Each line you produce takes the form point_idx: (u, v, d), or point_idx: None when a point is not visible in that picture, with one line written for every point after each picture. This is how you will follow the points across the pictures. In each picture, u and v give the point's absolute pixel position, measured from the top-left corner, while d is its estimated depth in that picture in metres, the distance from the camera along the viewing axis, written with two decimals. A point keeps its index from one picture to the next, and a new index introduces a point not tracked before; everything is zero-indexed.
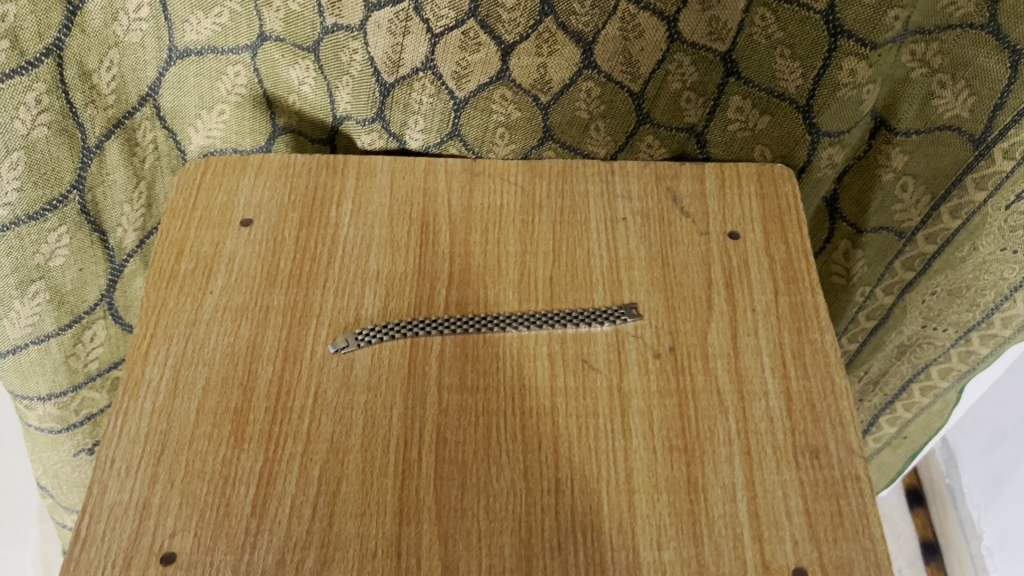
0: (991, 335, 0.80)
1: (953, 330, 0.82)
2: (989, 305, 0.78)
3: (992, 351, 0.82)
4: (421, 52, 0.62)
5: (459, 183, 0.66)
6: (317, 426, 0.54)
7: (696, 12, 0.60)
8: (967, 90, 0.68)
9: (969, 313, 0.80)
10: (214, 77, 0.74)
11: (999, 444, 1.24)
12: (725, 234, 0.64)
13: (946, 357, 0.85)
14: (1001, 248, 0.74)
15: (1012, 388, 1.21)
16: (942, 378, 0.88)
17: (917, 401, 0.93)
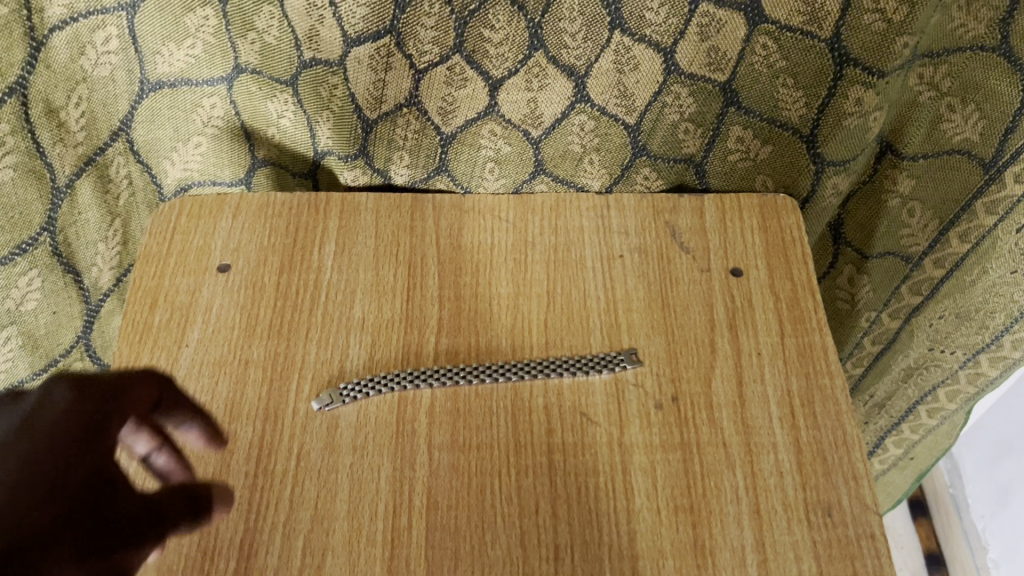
0: (1000, 357, 0.78)
1: (961, 353, 0.80)
2: (998, 327, 0.76)
3: (1001, 373, 0.79)
4: (405, 87, 0.58)
5: (447, 220, 0.63)
6: (300, 491, 0.51)
7: (695, 42, 0.55)
8: (977, 114, 0.65)
9: (977, 336, 0.78)
10: (189, 109, 0.70)
11: (1003, 456, 1.21)
12: (727, 270, 0.61)
13: (954, 378, 0.83)
14: (1011, 271, 0.71)
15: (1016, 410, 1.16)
16: (949, 399, 0.85)
17: (924, 424, 0.90)
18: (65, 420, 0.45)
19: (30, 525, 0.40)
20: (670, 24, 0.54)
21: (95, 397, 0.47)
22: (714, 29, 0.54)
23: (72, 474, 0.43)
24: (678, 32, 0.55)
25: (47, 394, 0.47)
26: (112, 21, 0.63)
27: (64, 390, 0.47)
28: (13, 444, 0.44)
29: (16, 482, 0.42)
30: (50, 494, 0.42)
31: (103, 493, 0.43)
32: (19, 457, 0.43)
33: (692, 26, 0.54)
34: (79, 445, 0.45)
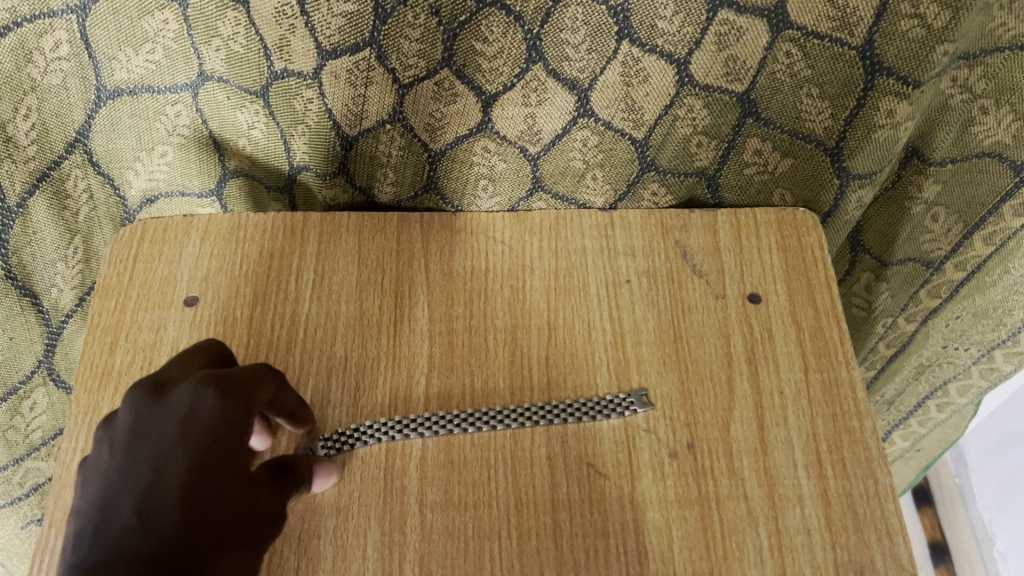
0: (1016, 353, 0.76)
1: (975, 349, 0.78)
2: (1016, 324, 0.73)
3: (1016, 367, 0.78)
4: (387, 103, 0.52)
5: (437, 243, 0.58)
6: (278, 562, 0.46)
7: (712, 53, 0.50)
8: (1011, 116, 0.60)
9: (993, 333, 0.75)
10: (152, 117, 0.61)
11: (1011, 447, 1.08)
12: (744, 297, 0.56)
13: (966, 373, 0.81)
14: None
15: (1006, 416, 1.08)
16: (960, 395, 0.84)
17: (932, 417, 0.89)
18: (207, 428, 0.42)
19: (196, 555, 0.38)
20: (685, 34, 0.49)
21: (246, 402, 0.44)
22: (733, 38, 0.49)
23: (223, 489, 0.41)
24: (694, 42, 0.49)
25: (193, 395, 0.42)
26: (61, 25, 0.55)
27: (212, 396, 0.42)
28: (163, 454, 0.40)
29: (175, 502, 0.39)
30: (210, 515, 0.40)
31: (245, 511, 0.41)
32: (175, 471, 0.40)
33: (710, 35, 0.49)
34: (226, 456, 0.42)
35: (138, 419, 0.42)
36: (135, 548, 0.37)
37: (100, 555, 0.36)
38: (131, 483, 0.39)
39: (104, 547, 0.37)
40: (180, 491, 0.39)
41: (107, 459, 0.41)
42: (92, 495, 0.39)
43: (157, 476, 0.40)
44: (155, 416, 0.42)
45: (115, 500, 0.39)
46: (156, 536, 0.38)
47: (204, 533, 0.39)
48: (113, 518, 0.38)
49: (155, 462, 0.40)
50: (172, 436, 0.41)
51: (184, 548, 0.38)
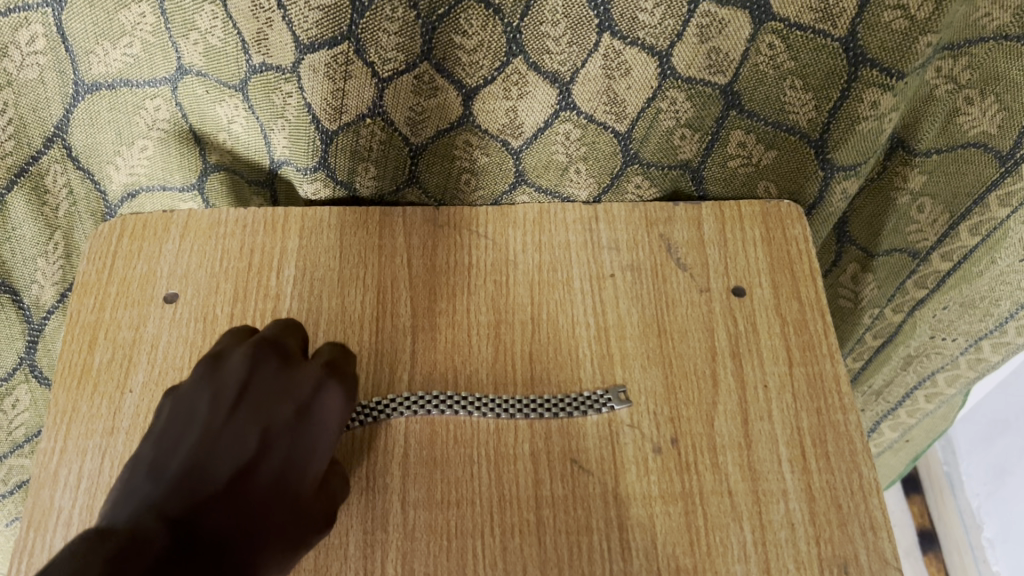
0: (1004, 343, 0.76)
1: (963, 339, 0.78)
2: (1004, 315, 0.73)
3: (1003, 358, 0.78)
4: (367, 98, 0.52)
5: (420, 238, 0.58)
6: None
7: (693, 45, 0.49)
8: (996, 106, 0.59)
9: (981, 323, 0.75)
10: (131, 111, 0.60)
11: (1000, 433, 1.08)
12: (728, 290, 0.56)
13: (954, 364, 0.81)
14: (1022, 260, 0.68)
15: (995, 404, 1.08)
16: (948, 385, 0.84)
17: (920, 407, 0.89)
18: (319, 430, 0.44)
19: (267, 531, 0.39)
20: (665, 26, 0.48)
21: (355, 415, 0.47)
22: (715, 30, 0.49)
23: (302, 486, 0.42)
24: (675, 34, 0.49)
25: (315, 381, 0.46)
26: (37, 19, 0.54)
27: (337, 395, 0.46)
28: (269, 433, 0.42)
29: (267, 490, 0.40)
30: (289, 519, 0.41)
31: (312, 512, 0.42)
32: (276, 454, 0.42)
33: (691, 28, 0.48)
34: (320, 447, 0.44)
35: (258, 381, 0.44)
36: (216, 509, 0.38)
37: (182, 499, 0.37)
38: (232, 444, 0.41)
39: (188, 494, 0.38)
40: (275, 473, 0.41)
41: (212, 405, 0.43)
42: (188, 437, 0.41)
43: (259, 453, 0.41)
44: (276, 389, 0.45)
45: (212, 453, 0.40)
46: (241, 499, 0.39)
47: (273, 525, 0.40)
48: (203, 473, 0.39)
49: (261, 437, 0.42)
50: (285, 421, 0.43)
51: (260, 519, 0.39)
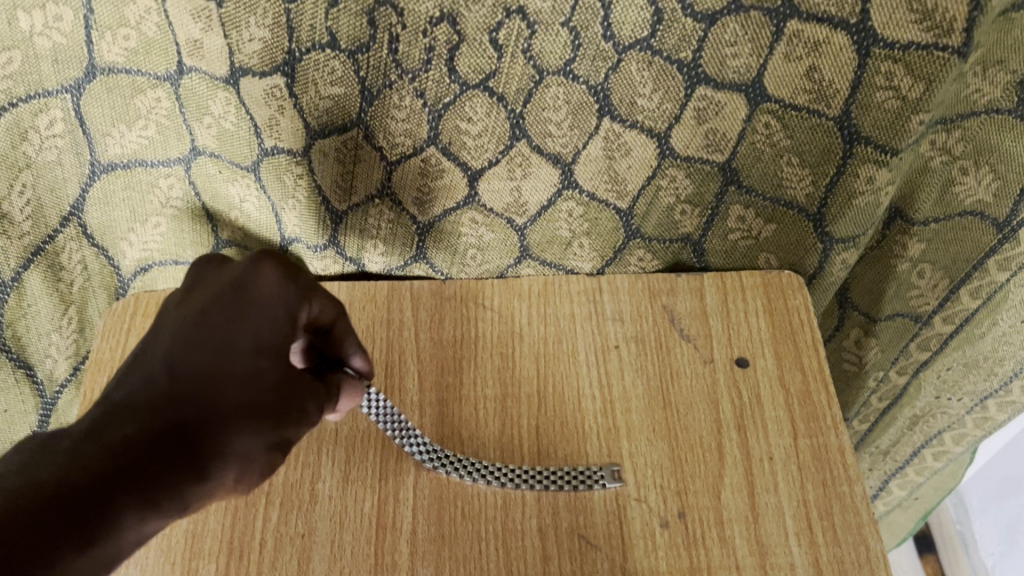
0: (1009, 402, 0.76)
1: (968, 399, 0.78)
2: (1008, 373, 0.74)
3: (1009, 416, 0.78)
4: (375, 180, 0.55)
5: (426, 310, 0.59)
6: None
7: (691, 127, 0.51)
8: (991, 176, 0.61)
9: (985, 383, 0.76)
10: (145, 190, 0.62)
11: (1011, 493, 1.07)
12: (732, 361, 0.56)
13: (960, 422, 0.81)
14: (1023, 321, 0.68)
15: (1007, 463, 1.07)
16: (955, 443, 0.84)
17: (928, 466, 0.89)
18: (254, 311, 0.44)
19: (210, 399, 0.41)
20: (664, 110, 0.50)
21: (306, 286, 0.46)
22: (712, 112, 0.50)
23: (240, 367, 0.42)
24: (673, 117, 0.50)
25: (252, 268, 0.46)
26: (56, 104, 0.56)
27: (271, 273, 0.45)
28: (205, 322, 0.43)
29: (208, 366, 0.42)
30: (237, 386, 0.41)
31: (265, 390, 0.42)
32: (209, 329, 0.43)
33: (688, 110, 0.50)
34: (259, 333, 0.43)
35: (202, 279, 0.47)
36: (153, 387, 0.41)
37: (125, 389, 0.41)
38: (178, 334, 0.43)
39: (135, 380, 0.42)
40: (208, 348, 0.42)
41: (173, 307, 0.46)
42: (151, 343, 0.44)
43: (198, 330, 0.43)
44: (216, 282, 0.46)
45: (157, 344, 0.43)
46: (180, 376, 0.41)
47: (216, 395, 0.41)
48: (150, 368, 0.42)
49: (201, 325, 0.43)
50: (218, 309, 0.44)
51: (198, 390, 0.41)
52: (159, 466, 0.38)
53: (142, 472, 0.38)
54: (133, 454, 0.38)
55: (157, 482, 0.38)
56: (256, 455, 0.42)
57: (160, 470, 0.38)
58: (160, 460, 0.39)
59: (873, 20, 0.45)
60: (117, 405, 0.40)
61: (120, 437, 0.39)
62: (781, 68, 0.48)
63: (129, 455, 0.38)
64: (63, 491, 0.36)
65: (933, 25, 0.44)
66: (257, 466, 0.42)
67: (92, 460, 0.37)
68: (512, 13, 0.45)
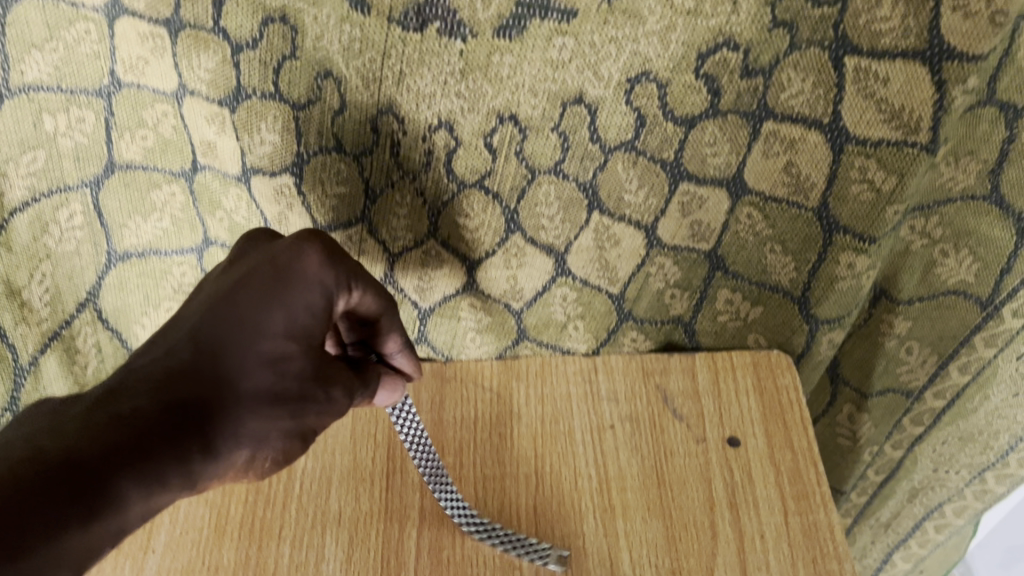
0: (1007, 474, 0.78)
1: (966, 472, 0.79)
2: (1003, 446, 0.75)
3: (1008, 489, 0.79)
4: (377, 269, 0.58)
5: (427, 392, 0.61)
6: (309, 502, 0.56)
7: (676, 219, 0.54)
8: (970, 258, 0.63)
9: (982, 456, 0.77)
10: (159, 277, 0.65)
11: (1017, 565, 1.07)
12: (724, 440, 0.58)
13: (960, 495, 0.82)
14: (1014, 393, 0.70)
15: (1008, 532, 1.07)
16: (956, 516, 0.85)
17: (931, 538, 0.90)
18: (295, 290, 0.45)
19: (230, 378, 0.43)
20: (650, 205, 0.53)
21: (346, 272, 0.47)
22: (696, 205, 0.53)
23: (261, 350, 0.44)
24: (659, 211, 0.53)
25: (294, 249, 0.46)
26: (76, 198, 0.59)
27: (314, 255, 0.46)
28: (241, 298, 0.44)
29: (237, 348, 0.43)
30: (264, 370, 0.43)
31: (284, 376, 0.44)
32: (237, 305, 0.44)
33: (673, 204, 0.53)
34: (290, 313, 0.44)
35: (247, 252, 0.48)
36: (176, 361, 0.42)
37: (149, 357, 0.42)
38: (211, 305, 0.44)
39: (161, 349, 0.43)
40: (234, 326, 0.43)
41: (216, 278, 0.47)
42: (184, 310, 0.45)
43: (235, 304, 0.44)
44: (257, 256, 0.47)
45: (187, 315, 0.44)
46: (204, 353, 0.43)
47: (233, 379, 0.43)
48: (176, 337, 0.43)
49: (236, 301, 0.44)
50: (257, 283, 0.45)
51: (217, 369, 0.42)
52: (176, 446, 0.40)
53: (154, 447, 0.39)
54: (149, 431, 0.39)
55: (167, 460, 0.40)
56: (273, 440, 0.44)
57: (174, 450, 0.40)
58: (177, 437, 0.40)
59: (843, 119, 0.48)
60: (136, 375, 0.41)
61: (133, 407, 0.40)
62: (760, 164, 0.51)
63: (144, 429, 0.39)
64: (74, 460, 0.37)
65: (900, 122, 0.47)
66: (272, 449, 0.45)
67: (105, 433, 0.38)
68: (504, 120, 0.48)
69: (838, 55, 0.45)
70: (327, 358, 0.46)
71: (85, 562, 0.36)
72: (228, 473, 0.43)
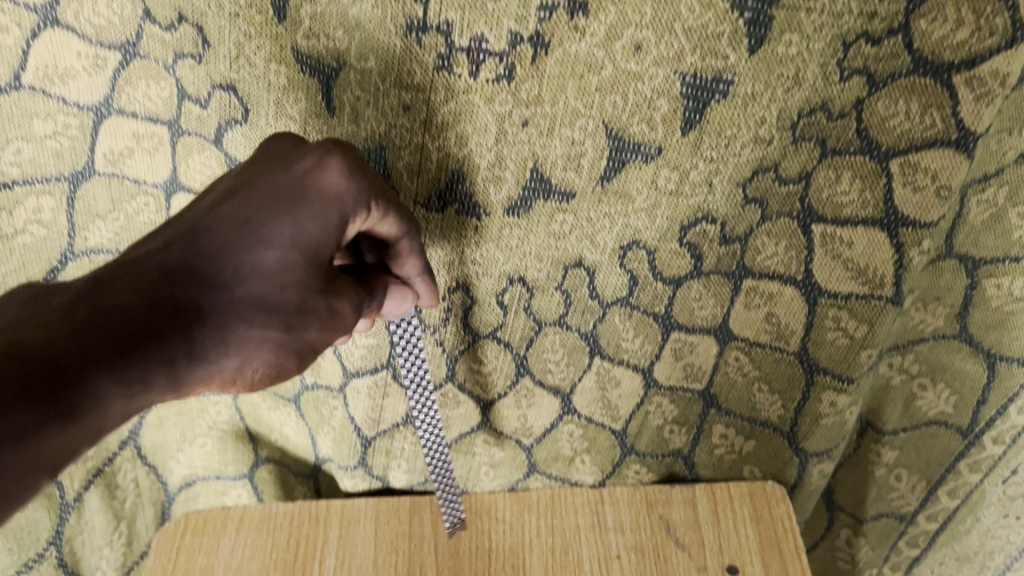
0: None
1: None
2: (999, 565, 0.80)
3: None
4: (401, 409, 0.64)
5: (445, 523, 0.65)
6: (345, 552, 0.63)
7: (670, 363, 0.60)
8: (947, 390, 0.67)
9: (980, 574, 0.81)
10: (195, 414, 0.70)
11: None
12: (724, 568, 0.61)
13: None
14: (1005, 514, 0.75)
15: None
16: None
17: None
18: (310, 201, 0.41)
19: (224, 284, 0.39)
20: (645, 350, 0.59)
21: (370, 190, 0.44)
22: (687, 350, 0.59)
23: (255, 258, 0.40)
24: (653, 357, 0.59)
25: (320, 160, 0.43)
26: None
27: (336, 168, 0.43)
28: (251, 197, 0.41)
29: (238, 247, 0.40)
30: (263, 276, 0.40)
31: (286, 300, 0.41)
32: (242, 210, 0.41)
33: (666, 349, 0.59)
34: (299, 224, 0.41)
35: (267, 152, 0.44)
36: (161, 260, 0.39)
37: (140, 252, 0.39)
38: (218, 202, 0.41)
39: (156, 244, 0.39)
40: (232, 228, 0.40)
41: (227, 175, 0.43)
42: (193, 204, 0.42)
43: (240, 203, 0.41)
44: (274, 157, 0.43)
45: (185, 216, 0.41)
46: (188, 253, 0.39)
47: (223, 288, 0.39)
48: (168, 235, 0.40)
49: (244, 200, 0.41)
50: (271, 185, 0.41)
51: (201, 275, 0.39)
52: (161, 349, 0.38)
53: (130, 345, 0.37)
54: (126, 330, 0.37)
55: (152, 361, 0.37)
56: (263, 350, 0.41)
57: (162, 353, 0.38)
58: (161, 335, 0.38)
59: (815, 275, 0.54)
60: (126, 270, 0.38)
61: (116, 302, 0.37)
62: (743, 313, 0.57)
63: (127, 328, 0.37)
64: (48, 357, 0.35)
65: (866, 279, 0.53)
66: (260, 361, 0.41)
67: (81, 332, 0.36)
68: (514, 281, 0.55)
69: (806, 222, 0.52)
70: (331, 274, 0.43)
71: (61, 465, 0.35)
72: (214, 381, 0.41)
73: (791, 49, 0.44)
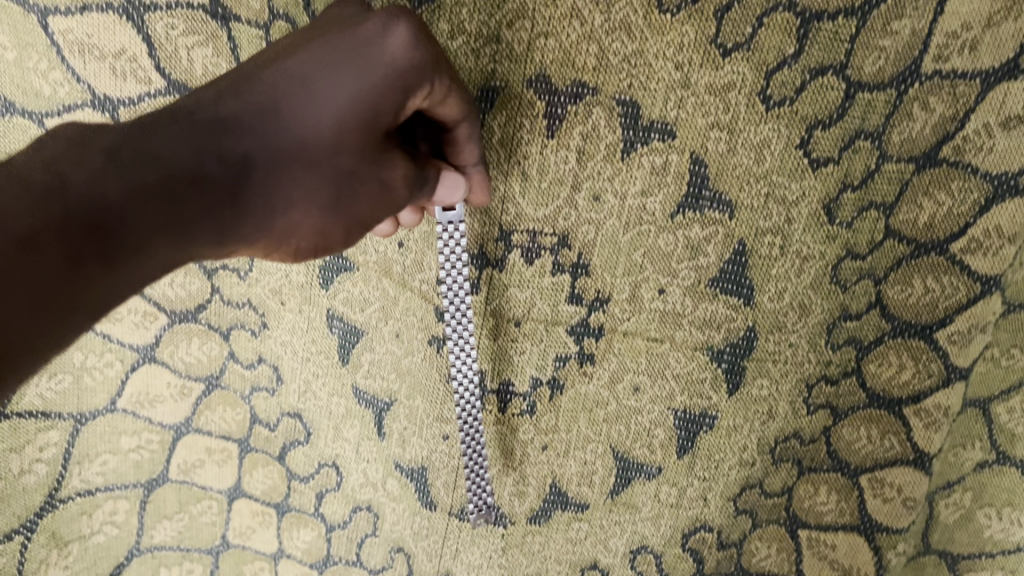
0: None
1: None
2: None
3: None
4: None
5: None
6: None
7: None
8: None
9: None
10: None
11: None
12: None
13: None
14: None
15: None
16: None
17: None
18: (368, 66, 0.39)
19: (276, 146, 0.39)
20: None
21: (434, 65, 0.40)
22: None
23: (308, 119, 0.39)
24: None
25: (385, 26, 0.39)
26: None
27: (402, 31, 0.39)
28: (313, 53, 0.40)
29: (292, 106, 0.39)
30: (314, 132, 0.39)
31: (337, 166, 0.40)
32: (301, 68, 0.40)
33: None
34: (354, 87, 0.39)
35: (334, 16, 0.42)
36: (217, 112, 0.39)
37: (199, 102, 0.40)
38: (282, 59, 0.40)
39: (215, 97, 0.40)
40: (289, 87, 0.39)
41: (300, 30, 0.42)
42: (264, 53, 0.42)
43: (300, 60, 0.40)
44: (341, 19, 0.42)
45: (251, 66, 0.41)
46: (245, 107, 0.39)
47: (275, 143, 0.39)
48: (230, 84, 0.40)
49: (307, 57, 0.40)
50: (333, 43, 0.40)
51: (254, 130, 0.39)
52: (207, 196, 0.39)
53: (176, 190, 0.38)
54: (168, 178, 0.38)
55: (203, 217, 0.39)
56: (312, 212, 0.41)
57: (206, 201, 0.39)
58: (208, 180, 0.39)
59: None
60: (184, 117, 0.39)
61: (171, 157, 0.38)
62: None
63: (170, 174, 0.38)
64: (88, 193, 0.36)
65: None
66: (307, 224, 0.41)
67: (118, 173, 0.37)
68: None
69: (793, 527, 0.57)
70: (385, 143, 0.41)
71: (105, 308, 0.37)
72: (259, 242, 0.41)
73: (762, 390, 0.54)
